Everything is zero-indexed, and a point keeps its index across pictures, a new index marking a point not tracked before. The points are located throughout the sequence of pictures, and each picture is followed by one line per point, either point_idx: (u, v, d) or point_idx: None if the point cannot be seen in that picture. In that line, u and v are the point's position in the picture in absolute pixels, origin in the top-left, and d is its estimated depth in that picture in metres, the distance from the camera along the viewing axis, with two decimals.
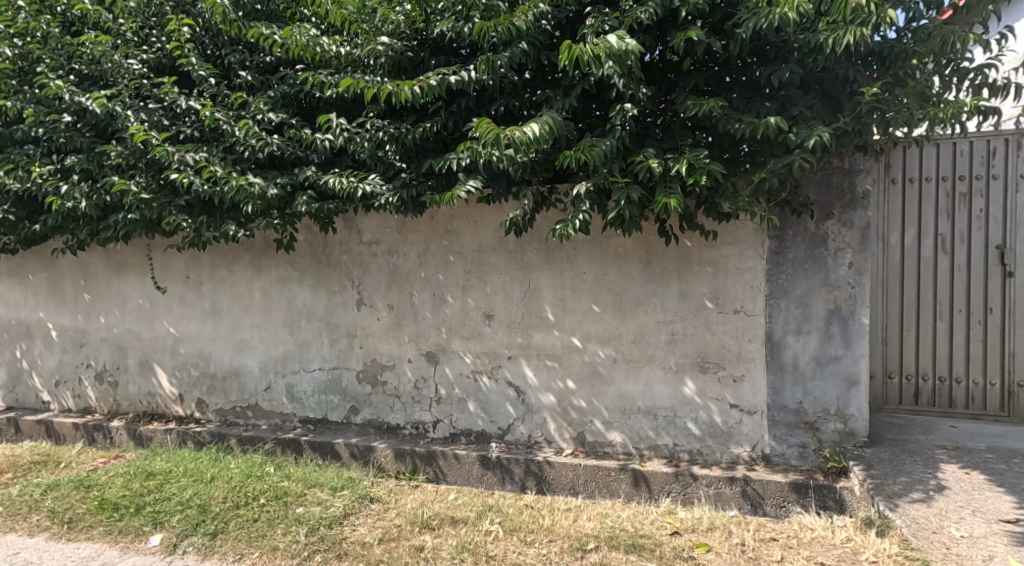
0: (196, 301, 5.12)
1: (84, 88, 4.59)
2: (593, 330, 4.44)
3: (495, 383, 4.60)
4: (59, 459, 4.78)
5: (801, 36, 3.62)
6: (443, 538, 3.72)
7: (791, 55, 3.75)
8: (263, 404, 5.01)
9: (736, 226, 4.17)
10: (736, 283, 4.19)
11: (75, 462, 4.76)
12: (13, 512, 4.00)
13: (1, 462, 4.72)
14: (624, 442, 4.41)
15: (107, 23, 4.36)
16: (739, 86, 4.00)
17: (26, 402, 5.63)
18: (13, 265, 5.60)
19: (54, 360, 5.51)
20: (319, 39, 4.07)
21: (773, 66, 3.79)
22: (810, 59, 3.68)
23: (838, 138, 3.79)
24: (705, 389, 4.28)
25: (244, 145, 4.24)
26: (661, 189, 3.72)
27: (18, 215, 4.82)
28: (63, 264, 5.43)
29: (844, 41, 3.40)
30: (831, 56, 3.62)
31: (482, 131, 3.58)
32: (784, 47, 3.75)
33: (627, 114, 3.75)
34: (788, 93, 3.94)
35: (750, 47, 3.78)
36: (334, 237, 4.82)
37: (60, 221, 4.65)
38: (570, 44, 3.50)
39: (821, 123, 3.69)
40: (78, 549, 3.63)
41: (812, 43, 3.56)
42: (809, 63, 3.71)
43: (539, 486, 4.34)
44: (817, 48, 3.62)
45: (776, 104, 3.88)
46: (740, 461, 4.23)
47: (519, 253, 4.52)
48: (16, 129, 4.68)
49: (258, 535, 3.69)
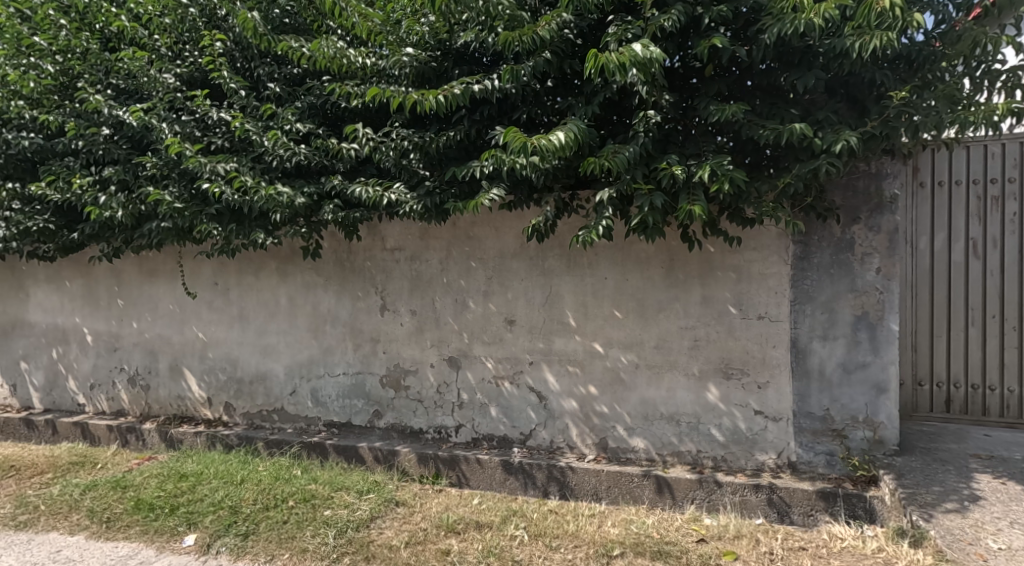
0: (224, 306, 5.24)
1: (121, 101, 4.71)
2: (615, 336, 4.44)
3: (517, 389, 4.62)
4: (95, 460, 4.92)
5: (826, 41, 3.63)
6: (469, 542, 3.75)
7: (816, 60, 3.77)
8: (288, 408, 5.10)
9: (760, 232, 4.15)
10: (760, 289, 4.17)
11: (110, 463, 4.89)
12: (55, 511, 4.12)
13: (41, 463, 4.87)
14: (647, 448, 4.40)
15: (143, 39, 4.48)
16: (760, 90, 4.00)
17: (62, 404, 5.80)
18: (51, 272, 5.78)
19: (89, 364, 5.68)
20: (346, 50, 4.10)
21: (797, 72, 3.80)
22: (836, 63, 3.67)
23: (865, 142, 3.73)
24: (728, 395, 4.25)
25: (273, 155, 4.30)
26: (685, 196, 3.74)
27: (57, 224, 4.93)
28: (98, 271, 5.60)
29: (871, 45, 3.37)
30: (857, 61, 3.61)
31: (509, 139, 3.62)
32: (808, 52, 3.76)
33: (650, 121, 3.78)
34: (812, 98, 3.93)
35: (773, 53, 3.77)
36: (358, 244, 4.89)
37: (97, 229, 4.77)
38: (595, 53, 3.51)
39: (847, 127, 3.65)
40: (116, 548, 3.72)
41: (838, 48, 3.55)
42: (835, 68, 3.71)
43: (562, 492, 4.34)
44: (843, 53, 3.62)
45: (800, 109, 3.87)
46: (765, 468, 4.19)
47: (541, 259, 4.54)
48: (57, 142, 4.80)
49: (288, 536, 3.76)
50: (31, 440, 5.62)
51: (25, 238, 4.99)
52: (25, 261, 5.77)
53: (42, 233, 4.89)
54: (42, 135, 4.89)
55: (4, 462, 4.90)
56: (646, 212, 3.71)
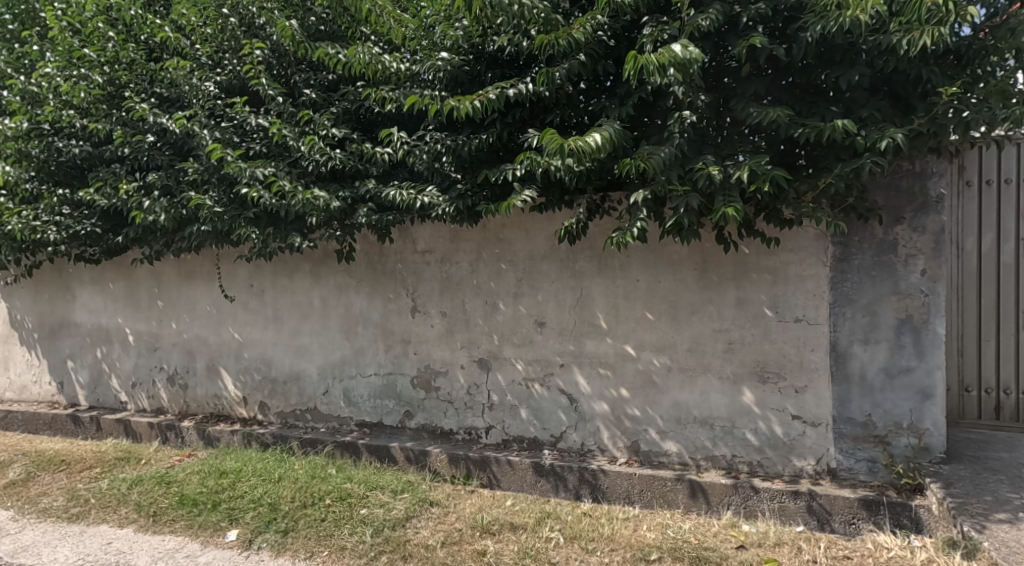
0: (259, 308, 5.35)
1: (164, 109, 4.71)
2: (647, 338, 4.38)
3: (547, 391, 4.60)
4: (139, 456, 5.05)
5: (870, 38, 3.54)
6: (505, 544, 3.76)
7: (858, 57, 3.66)
8: (321, 408, 5.18)
9: (797, 233, 4.06)
10: (797, 291, 4.07)
11: (153, 459, 5.01)
12: (104, 504, 4.23)
13: (88, 458, 5.02)
14: (680, 452, 4.33)
15: (185, 48, 4.47)
16: (799, 89, 3.93)
17: (105, 402, 6.01)
18: (95, 274, 5.99)
19: (130, 363, 5.87)
20: (380, 56, 4.08)
21: (840, 69, 3.71)
22: (881, 60, 3.58)
23: (911, 140, 3.62)
24: (765, 399, 4.16)
25: (310, 159, 4.26)
26: (721, 197, 3.72)
27: (104, 227, 5.05)
28: (139, 273, 5.78)
29: (921, 42, 3.29)
30: (903, 58, 3.52)
31: (546, 141, 3.64)
32: (851, 49, 3.66)
33: (685, 121, 3.77)
34: (854, 95, 3.82)
35: (815, 50, 3.70)
36: (390, 246, 4.94)
37: (140, 232, 4.87)
38: (635, 55, 3.52)
39: (892, 125, 3.56)
40: (163, 541, 3.82)
41: (884, 44, 3.46)
42: (879, 65, 3.61)
43: (594, 495, 4.29)
44: (889, 50, 3.52)
45: (841, 107, 3.79)
46: (803, 475, 4.09)
47: (571, 261, 4.51)
48: (105, 149, 4.87)
49: (327, 534, 3.82)
50: (77, 436, 5.80)
51: (74, 241, 5.12)
52: (71, 263, 6.00)
53: (89, 236, 5.00)
54: (90, 143, 4.96)
55: (53, 456, 5.04)
56: (682, 214, 3.73)
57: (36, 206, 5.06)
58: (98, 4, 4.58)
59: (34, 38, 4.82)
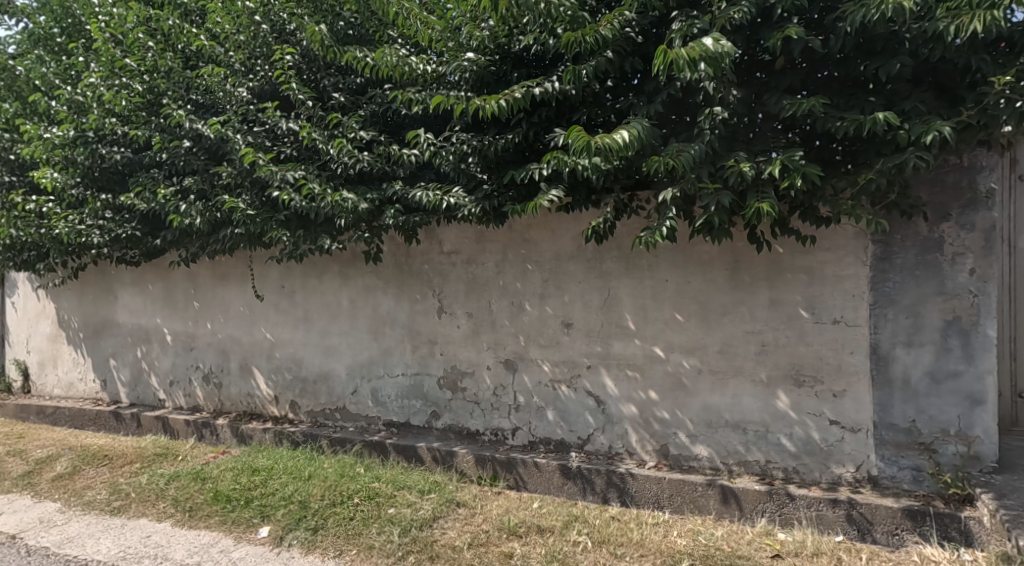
0: (290, 308, 5.46)
1: (199, 116, 4.86)
2: (676, 339, 4.31)
3: (574, 393, 4.56)
4: (176, 453, 5.15)
5: (914, 26, 3.40)
6: (532, 546, 3.74)
7: (901, 46, 3.55)
8: (350, 407, 5.25)
9: (834, 232, 3.93)
10: (834, 291, 3.94)
11: (190, 455, 5.11)
12: (143, 498, 4.37)
13: (129, 452, 5.18)
14: (711, 456, 4.24)
15: (219, 56, 4.57)
16: (836, 82, 3.85)
17: (145, 399, 6.23)
18: (136, 275, 6.22)
19: (168, 362, 6.07)
20: (408, 58, 4.12)
21: (880, 60, 3.59)
22: (926, 48, 3.46)
23: (959, 132, 3.46)
24: (800, 403, 4.04)
25: (338, 162, 4.33)
26: (754, 195, 3.66)
27: (144, 231, 5.23)
28: (176, 275, 5.98)
29: (972, 27, 3.15)
30: (949, 46, 3.41)
31: (573, 138, 3.57)
32: (893, 38, 3.55)
33: (717, 118, 3.70)
34: (895, 86, 3.72)
35: (854, 41, 3.59)
36: (416, 248, 4.99)
37: (178, 235, 5.01)
38: (664, 49, 3.47)
39: (938, 117, 3.43)
40: (199, 536, 3.93)
41: (929, 32, 3.33)
42: (923, 53, 3.50)
43: (622, 498, 4.23)
44: (936, 37, 3.38)
45: (882, 99, 3.68)
46: (842, 482, 3.95)
47: (598, 261, 4.47)
48: (144, 155, 5.05)
49: (355, 533, 3.86)
50: (118, 432, 6.00)
51: (117, 244, 5.33)
52: (113, 265, 6.25)
53: (130, 240, 5.19)
54: (131, 149, 5.13)
55: (97, 451, 5.23)
56: (713, 213, 3.68)
57: (82, 210, 5.20)
58: (138, 15, 4.69)
59: (79, 50, 4.99)
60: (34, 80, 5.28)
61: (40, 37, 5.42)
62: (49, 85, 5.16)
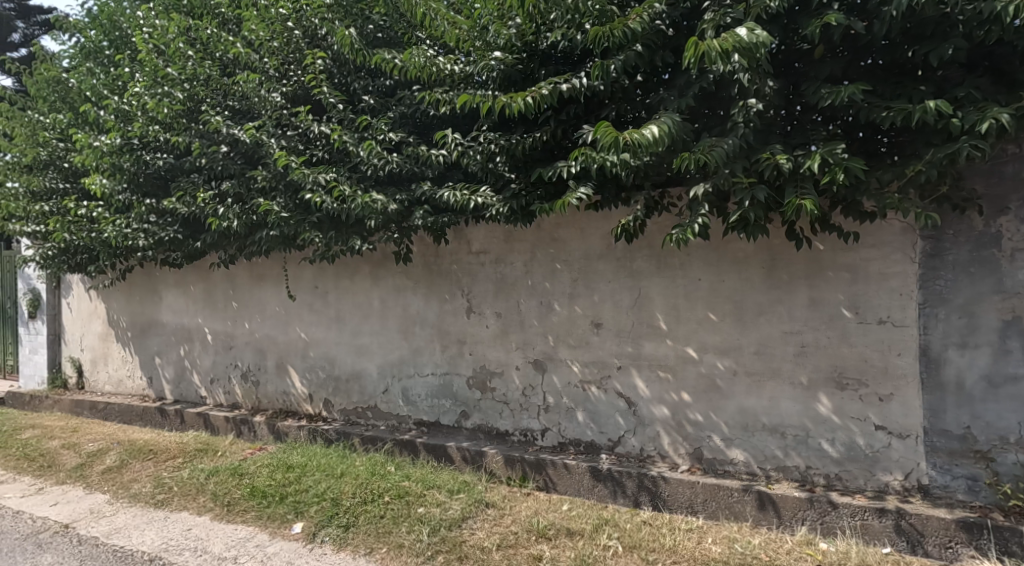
0: (323, 308, 5.58)
1: (236, 121, 5.00)
2: (710, 340, 4.20)
3: (605, 394, 4.50)
4: (216, 449, 5.30)
5: (967, 6, 3.22)
6: (561, 549, 3.70)
7: (953, 30, 3.37)
8: (381, 406, 5.32)
9: (879, 227, 3.76)
10: (879, 290, 3.77)
11: (229, 451, 5.26)
12: (185, 492, 4.54)
13: (172, 447, 5.37)
14: (748, 461, 4.11)
15: (255, 62, 4.71)
16: (882, 70, 3.69)
17: (187, 396, 6.46)
18: (179, 277, 6.47)
19: (209, 360, 6.29)
20: (436, 59, 4.17)
21: (931, 44, 3.42)
22: (981, 31, 3.26)
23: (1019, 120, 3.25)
24: (843, 407, 3.87)
25: (368, 164, 4.39)
26: (792, 189, 3.53)
27: (184, 235, 5.40)
28: (216, 276, 6.20)
29: None
30: (1008, 27, 3.17)
31: (600, 134, 3.53)
32: (945, 20, 3.37)
33: (751, 110, 3.63)
34: (946, 73, 3.55)
35: (901, 26, 3.42)
36: (445, 248, 5.03)
37: (215, 239, 5.18)
38: (695, 41, 3.38)
39: (994, 103, 3.24)
40: (235, 530, 4.06)
41: (986, 12, 3.12)
42: (978, 36, 3.30)
43: (654, 502, 4.15)
44: (992, 19, 3.18)
45: (932, 87, 3.50)
46: (889, 491, 3.77)
47: (628, 260, 4.41)
48: (185, 161, 5.23)
49: (385, 531, 3.91)
50: (163, 428, 6.23)
51: (161, 247, 5.54)
52: (158, 267, 6.51)
53: (172, 242, 5.38)
54: (174, 154, 5.35)
55: (143, 445, 5.44)
56: (747, 208, 3.58)
57: (129, 215, 5.43)
58: (178, 26, 4.94)
59: (126, 61, 5.30)
60: (85, 91, 5.61)
61: (91, 50, 5.77)
62: (99, 95, 5.48)
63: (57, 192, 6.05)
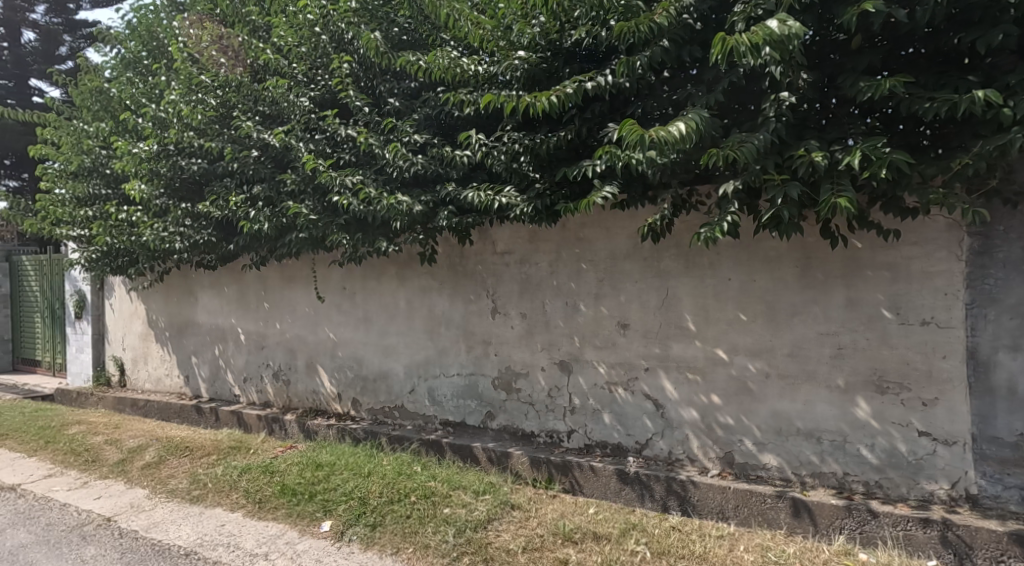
0: (351, 308, 5.66)
1: (267, 126, 5.09)
2: (741, 341, 4.08)
3: (631, 395, 4.43)
4: (249, 446, 5.44)
5: None
6: (587, 553, 3.66)
7: (1003, 15, 3.16)
8: (408, 405, 5.37)
9: (922, 224, 3.59)
10: (922, 290, 3.60)
11: (261, 449, 5.38)
12: (219, 489, 4.67)
13: (207, 444, 5.52)
14: (781, 466, 3.98)
15: (284, 68, 4.83)
16: (925, 59, 3.54)
17: (222, 394, 6.65)
18: (214, 278, 6.65)
19: (242, 359, 6.45)
20: (459, 60, 4.21)
21: (980, 30, 3.23)
22: None
23: None
24: (883, 412, 3.71)
25: (394, 166, 4.43)
26: (828, 186, 3.37)
27: (218, 237, 5.55)
28: (249, 277, 6.35)
29: None
30: None
31: (625, 132, 3.44)
32: (994, 5, 3.17)
33: (783, 103, 3.53)
34: (997, 60, 3.35)
35: (944, 12, 3.26)
36: (470, 248, 5.03)
37: (247, 242, 5.32)
38: (724, 36, 3.30)
39: None
40: (266, 527, 4.15)
41: None
42: None
43: (682, 507, 4.06)
44: None
45: (980, 75, 3.32)
46: (935, 500, 3.59)
47: (655, 259, 4.33)
48: (218, 166, 5.29)
49: (412, 531, 3.94)
50: (199, 425, 6.43)
51: (196, 250, 5.70)
52: (194, 269, 6.71)
53: (206, 245, 5.54)
54: (208, 160, 5.42)
55: (180, 442, 5.62)
56: (781, 206, 3.43)
57: (166, 219, 5.61)
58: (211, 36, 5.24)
59: (162, 70, 5.53)
60: (125, 100, 5.85)
61: (131, 60, 5.99)
62: (138, 103, 5.70)
63: (100, 198, 6.29)
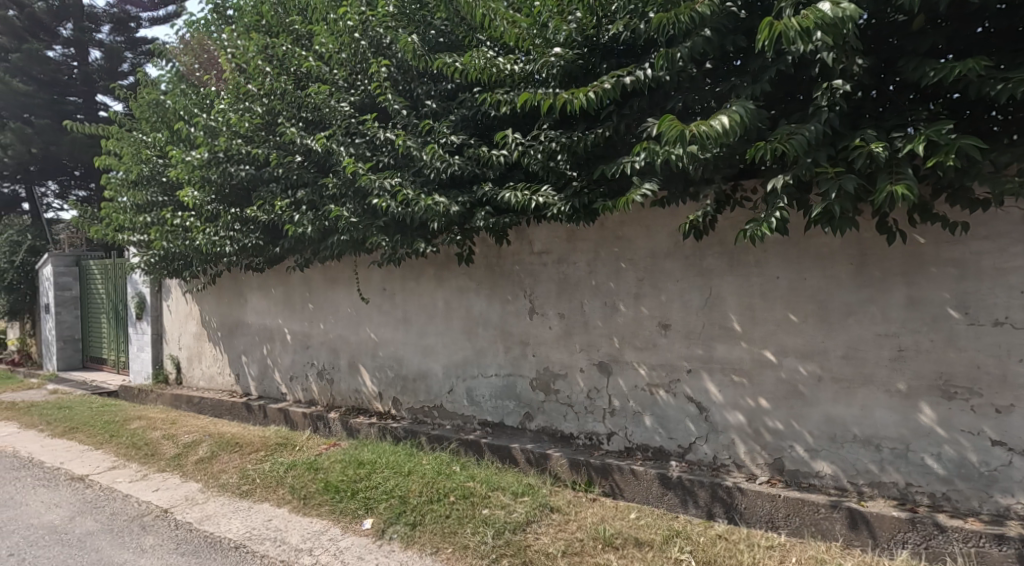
0: (391, 309, 5.73)
1: (310, 132, 5.23)
2: (791, 343, 3.88)
3: (674, 398, 4.29)
4: (295, 443, 5.59)
5: None
6: (628, 560, 3.55)
7: None
8: (446, 405, 5.40)
9: (993, 216, 3.31)
10: (994, 287, 3.32)
11: (306, 446, 5.53)
12: (267, 484, 4.83)
13: (256, 440, 5.69)
14: (836, 474, 3.75)
15: (325, 74, 4.97)
16: (995, 39, 3.27)
17: (270, 392, 6.88)
18: (262, 279, 6.86)
19: (288, 359, 6.65)
20: (495, 60, 4.19)
21: None
22: None
23: None
24: (950, 419, 3.44)
25: (431, 168, 4.45)
26: (886, 177, 3.15)
27: (265, 240, 5.73)
28: (294, 279, 6.52)
29: None
30: None
31: (665, 128, 3.34)
32: None
33: (837, 92, 3.28)
34: None
35: None
36: (507, 248, 4.99)
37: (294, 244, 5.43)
38: (770, 21, 3.13)
39: None
40: (310, 523, 4.25)
41: None
42: None
43: (729, 515, 3.89)
44: None
45: None
46: (1010, 515, 3.31)
47: (698, 258, 4.17)
48: (264, 171, 5.46)
49: (451, 532, 3.94)
50: (249, 421, 6.66)
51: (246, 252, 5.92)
52: (244, 271, 6.95)
53: (254, 248, 5.73)
54: (255, 166, 5.61)
55: (232, 438, 5.84)
56: (833, 200, 3.19)
57: (217, 223, 5.86)
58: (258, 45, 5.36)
59: (213, 79, 5.84)
60: (179, 110, 6.15)
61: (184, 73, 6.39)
62: (190, 114, 6.01)
63: (157, 205, 6.64)
